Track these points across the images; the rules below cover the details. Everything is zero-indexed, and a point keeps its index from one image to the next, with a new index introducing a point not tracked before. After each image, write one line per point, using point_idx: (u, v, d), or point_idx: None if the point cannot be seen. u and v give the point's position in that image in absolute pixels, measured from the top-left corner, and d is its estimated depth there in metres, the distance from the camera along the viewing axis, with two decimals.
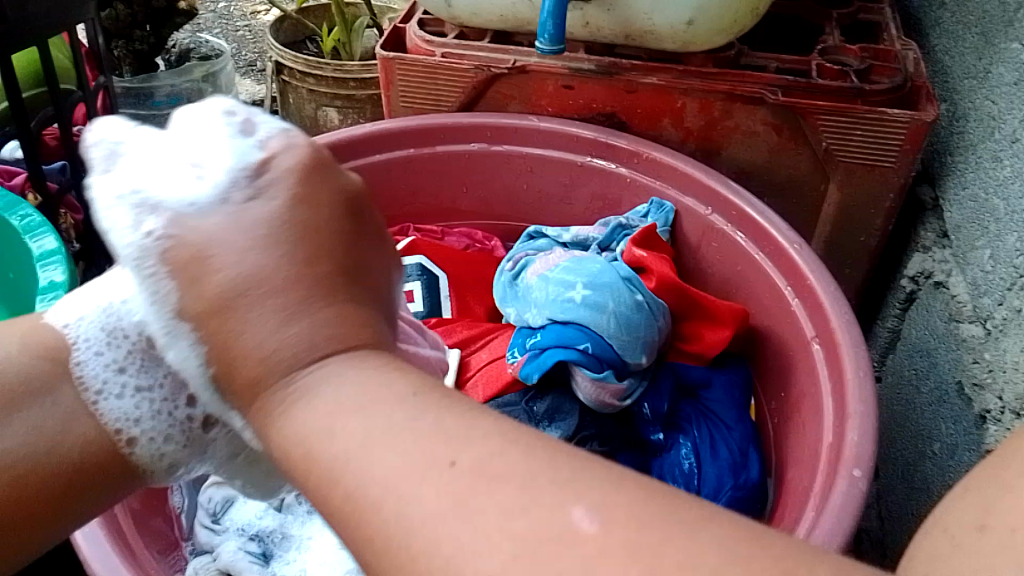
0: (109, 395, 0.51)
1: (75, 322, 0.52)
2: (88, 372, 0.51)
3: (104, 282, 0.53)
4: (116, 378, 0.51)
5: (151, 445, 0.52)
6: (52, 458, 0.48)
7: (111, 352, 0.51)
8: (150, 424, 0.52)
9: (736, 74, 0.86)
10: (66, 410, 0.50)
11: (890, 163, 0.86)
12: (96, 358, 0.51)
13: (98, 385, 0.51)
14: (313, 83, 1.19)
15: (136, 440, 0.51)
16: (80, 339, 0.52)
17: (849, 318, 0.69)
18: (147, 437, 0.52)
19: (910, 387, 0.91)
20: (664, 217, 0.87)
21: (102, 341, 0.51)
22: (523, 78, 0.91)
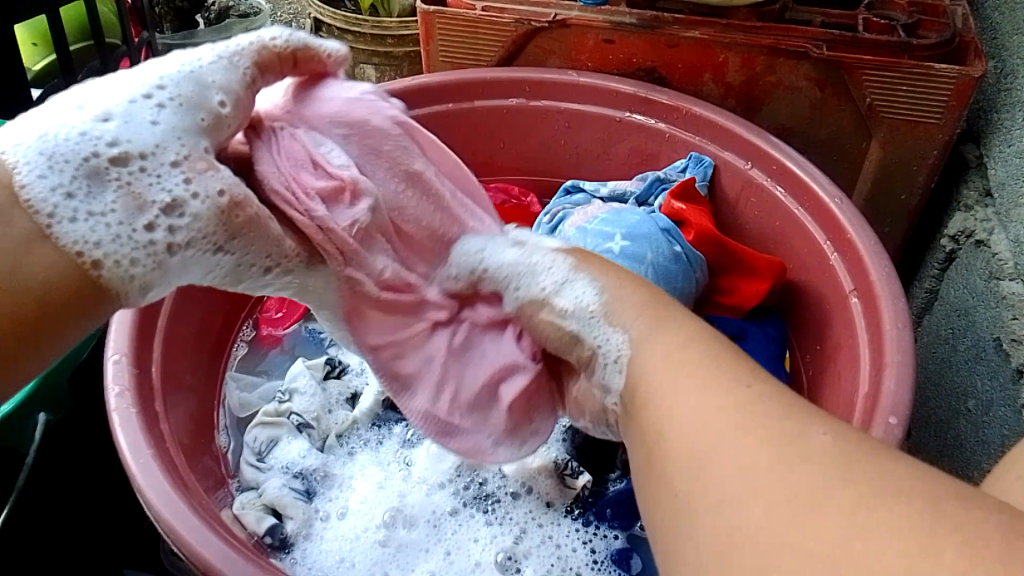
0: (69, 221, 0.44)
1: (11, 148, 0.44)
2: (34, 194, 0.43)
3: (47, 111, 0.46)
4: (67, 204, 0.44)
5: (119, 270, 0.45)
6: (16, 292, 0.43)
7: (61, 172, 0.44)
8: (118, 247, 0.45)
9: (780, 29, 0.85)
10: (22, 239, 0.43)
11: (935, 121, 0.86)
12: (42, 178, 0.43)
13: (56, 213, 0.43)
14: (351, 40, 1.20)
15: (102, 264, 0.44)
16: (22, 161, 0.43)
17: (889, 272, 0.69)
18: (111, 260, 0.45)
19: (946, 345, 0.91)
20: (703, 171, 0.87)
21: (45, 165, 0.44)
22: (563, 32, 0.91)
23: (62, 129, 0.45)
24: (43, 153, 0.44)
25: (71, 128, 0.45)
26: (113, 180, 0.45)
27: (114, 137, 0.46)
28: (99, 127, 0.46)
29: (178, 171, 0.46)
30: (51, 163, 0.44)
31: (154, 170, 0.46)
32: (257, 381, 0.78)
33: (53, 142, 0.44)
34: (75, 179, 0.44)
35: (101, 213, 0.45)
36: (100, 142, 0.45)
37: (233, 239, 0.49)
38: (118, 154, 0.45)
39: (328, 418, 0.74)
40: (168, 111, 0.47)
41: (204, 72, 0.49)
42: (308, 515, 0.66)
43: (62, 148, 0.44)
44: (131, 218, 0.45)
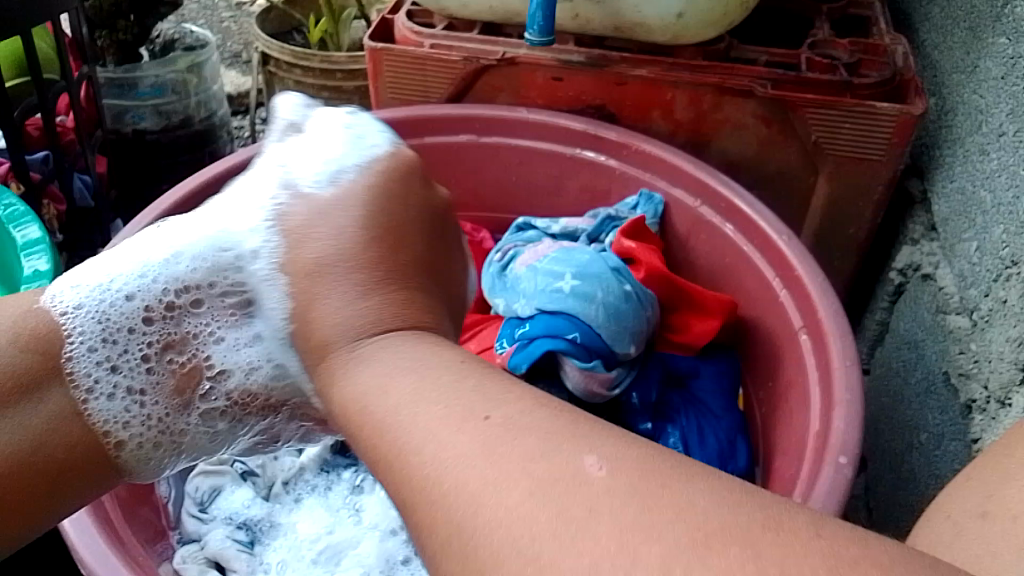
0: (97, 390, 0.58)
1: (71, 308, 0.58)
2: (77, 368, 0.58)
3: (124, 254, 0.62)
4: (108, 376, 0.59)
5: (136, 448, 0.60)
6: (38, 453, 0.54)
7: (107, 338, 0.59)
8: (139, 414, 0.60)
9: (726, 68, 0.87)
10: (56, 404, 0.56)
11: (878, 156, 0.87)
12: (89, 353, 0.58)
13: (91, 383, 0.58)
14: (299, 74, 1.19)
15: (122, 438, 0.59)
16: (74, 329, 0.58)
17: (837, 309, 0.69)
18: (134, 428, 0.59)
19: (897, 379, 0.92)
20: (653, 209, 0.87)
21: (99, 332, 0.59)
22: (512, 69, 0.91)
23: (139, 286, 0.60)
24: (101, 308, 0.59)
25: (137, 290, 0.60)
26: (187, 343, 0.61)
27: (187, 286, 0.61)
28: (161, 279, 0.61)
29: (219, 328, 0.62)
30: (106, 333, 0.59)
31: (205, 330, 0.62)
32: None
33: (137, 281, 0.60)
34: (111, 334, 0.59)
35: (141, 370, 0.60)
36: (174, 289, 0.61)
37: (255, 375, 0.62)
38: (160, 313, 0.61)
39: (274, 466, 0.71)
40: (233, 279, 0.61)
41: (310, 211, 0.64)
42: (253, 568, 0.63)
43: (141, 295, 0.60)
44: (162, 385, 0.61)
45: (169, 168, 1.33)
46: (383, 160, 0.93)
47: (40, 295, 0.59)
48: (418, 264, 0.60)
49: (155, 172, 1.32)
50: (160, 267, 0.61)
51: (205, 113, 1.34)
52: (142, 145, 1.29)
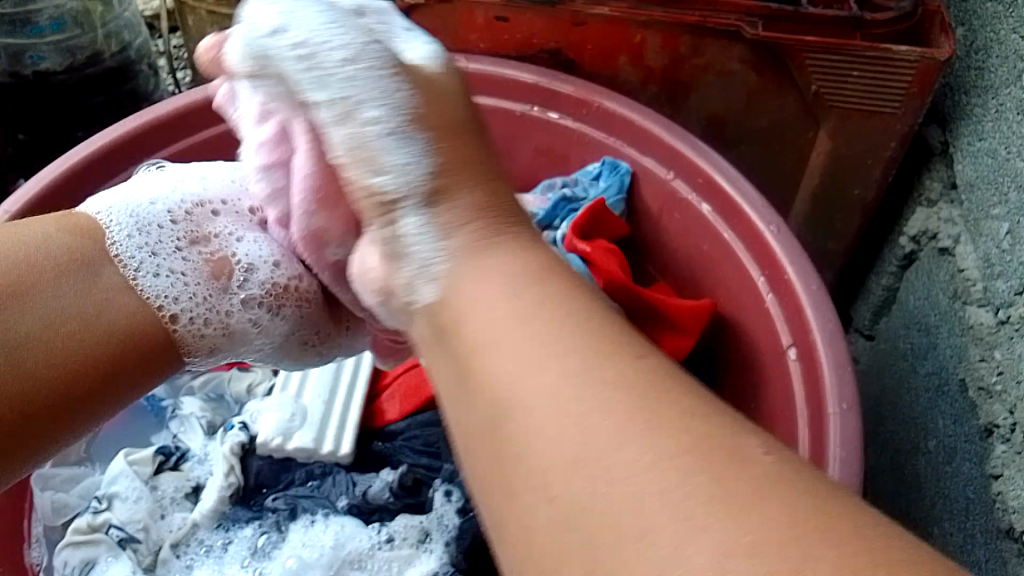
0: (149, 272, 0.50)
1: (105, 212, 0.51)
2: (148, 288, 0.49)
3: (134, 184, 0.54)
4: (151, 260, 0.50)
5: (191, 325, 0.50)
6: (93, 336, 0.46)
7: (149, 239, 0.51)
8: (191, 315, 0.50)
9: (708, 2, 0.70)
10: (101, 288, 0.48)
11: (894, 109, 0.72)
12: (135, 247, 0.50)
13: (142, 269, 0.50)
14: (212, 3, 1.01)
15: (178, 317, 0.50)
16: (120, 244, 0.50)
17: (833, 329, 0.57)
18: (187, 315, 0.50)
19: (904, 364, 0.81)
20: (618, 181, 0.73)
21: (134, 227, 0.51)
22: (446, 7, 0.74)
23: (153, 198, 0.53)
24: (128, 226, 0.50)
25: (155, 200, 0.53)
26: (214, 244, 0.53)
27: (206, 209, 0.55)
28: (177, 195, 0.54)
29: (254, 236, 0.55)
30: (150, 252, 0.50)
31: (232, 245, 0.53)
32: (76, 473, 0.65)
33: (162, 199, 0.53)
34: (158, 248, 0.51)
35: (185, 263, 0.52)
36: (191, 207, 0.54)
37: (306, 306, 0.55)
38: (190, 231, 0.53)
39: (160, 526, 0.62)
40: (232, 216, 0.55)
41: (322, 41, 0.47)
42: None
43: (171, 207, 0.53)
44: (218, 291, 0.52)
45: (81, 115, 1.17)
46: None
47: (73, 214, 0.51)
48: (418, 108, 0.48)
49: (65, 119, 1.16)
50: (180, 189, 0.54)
51: (117, 47, 1.17)
52: (47, 90, 1.13)
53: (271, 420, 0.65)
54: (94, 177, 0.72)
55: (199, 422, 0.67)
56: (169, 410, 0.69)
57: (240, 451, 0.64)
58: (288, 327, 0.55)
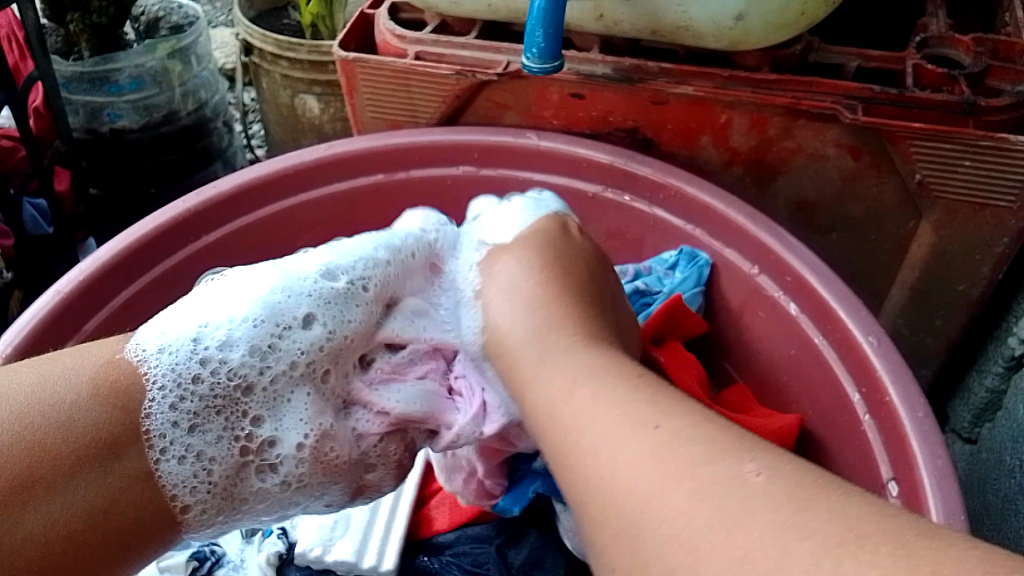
0: (171, 454, 0.47)
1: (152, 355, 0.48)
2: (168, 472, 0.47)
3: (202, 301, 0.51)
4: (179, 436, 0.48)
5: (201, 513, 0.49)
6: (105, 517, 0.45)
7: (187, 404, 0.48)
8: (202, 506, 0.49)
9: (803, 82, 0.64)
10: (130, 472, 0.46)
11: (1009, 203, 0.64)
12: (168, 410, 0.47)
13: (166, 448, 0.47)
14: (286, 66, 1.00)
15: (189, 506, 0.49)
16: (154, 416, 0.47)
17: (944, 466, 0.50)
18: (198, 506, 0.49)
19: (1012, 481, 0.72)
20: (696, 274, 0.67)
21: (174, 392, 0.48)
22: (520, 84, 0.70)
23: (207, 347, 0.49)
24: (168, 382, 0.48)
25: (208, 347, 0.49)
26: (248, 414, 0.50)
27: (249, 382, 0.50)
28: (243, 341, 0.50)
29: (299, 406, 0.51)
30: (176, 427, 0.48)
31: (270, 418, 0.51)
32: None
33: (232, 339, 0.50)
34: (202, 414, 0.49)
35: (212, 438, 0.49)
36: (252, 368, 0.50)
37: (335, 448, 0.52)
38: (238, 391, 0.50)
39: None
40: (292, 369, 0.51)
41: (344, 317, 0.54)
42: None
43: (228, 362, 0.49)
44: (239, 470, 0.50)
45: (154, 170, 1.18)
46: (363, 200, 0.76)
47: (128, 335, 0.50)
48: (535, 298, 0.53)
49: (138, 174, 1.17)
50: (246, 328, 0.50)
51: (193, 105, 1.18)
52: (121, 146, 1.14)
53: (313, 530, 0.63)
54: (167, 242, 0.69)
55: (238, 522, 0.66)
56: None
57: (277, 562, 0.62)
58: (304, 503, 0.53)
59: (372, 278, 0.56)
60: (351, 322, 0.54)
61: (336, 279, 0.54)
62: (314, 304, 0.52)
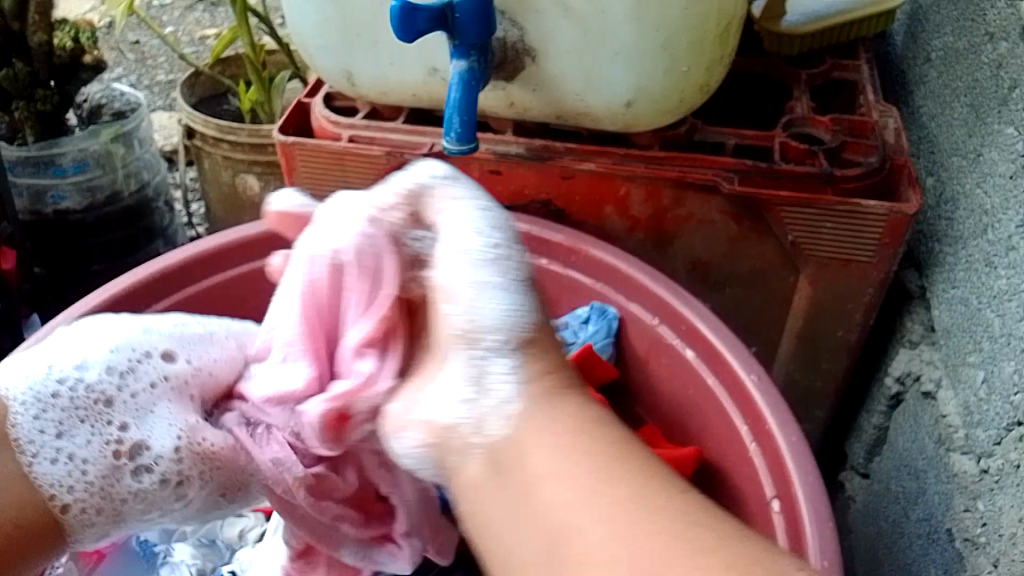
0: (46, 458, 0.53)
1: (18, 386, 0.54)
2: (43, 476, 0.53)
3: (68, 345, 0.57)
4: (51, 443, 0.53)
5: (80, 514, 0.54)
6: None
7: (49, 414, 0.54)
8: (81, 506, 0.54)
9: (687, 159, 0.74)
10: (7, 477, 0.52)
11: (869, 258, 0.74)
12: (38, 419, 0.53)
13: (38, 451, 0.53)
14: (227, 149, 1.07)
15: (69, 506, 0.53)
16: (22, 429, 0.53)
17: (813, 482, 0.58)
18: (78, 504, 0.54)
19: (897, 506, 0.81)
20: (606, 325, 0.76)
21: (39, 406, 0.53)
22: (443, 162, 0.79)
23: (79, 374, 0.56)
24: (30, 412, 0.53)
25: (83, 376, 0.56)
26: (111, 425, 0.55)
27: (109, 396, 0.56)
28: (122, 358, 0.58)
29: (157, 415, 0.57)
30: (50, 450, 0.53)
31: (136, 424, 0.56)
32: None
33: (87, 366, 0.56)
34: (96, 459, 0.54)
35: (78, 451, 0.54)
36: (110, 382, 0.56)
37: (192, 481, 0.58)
38: (111, 409, 0.56)
39: None
40: (160, 397, 0.58)
41: (202, 355, 0.62)
42: None
43: (91, 384, 0.55)
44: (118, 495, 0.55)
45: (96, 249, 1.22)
46: None
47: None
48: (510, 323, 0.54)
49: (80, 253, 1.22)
50: (132, 349, 0.58)
51: (135, 186, 1.23)
52: (65, 226, 1.19)
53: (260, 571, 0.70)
54: None
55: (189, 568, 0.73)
56: (161, 555, 0.74)
57: None
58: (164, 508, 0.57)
59: (234, 343, 0.65)
60: (219, 359, 0.63)
61: (177, 360, 0.60)
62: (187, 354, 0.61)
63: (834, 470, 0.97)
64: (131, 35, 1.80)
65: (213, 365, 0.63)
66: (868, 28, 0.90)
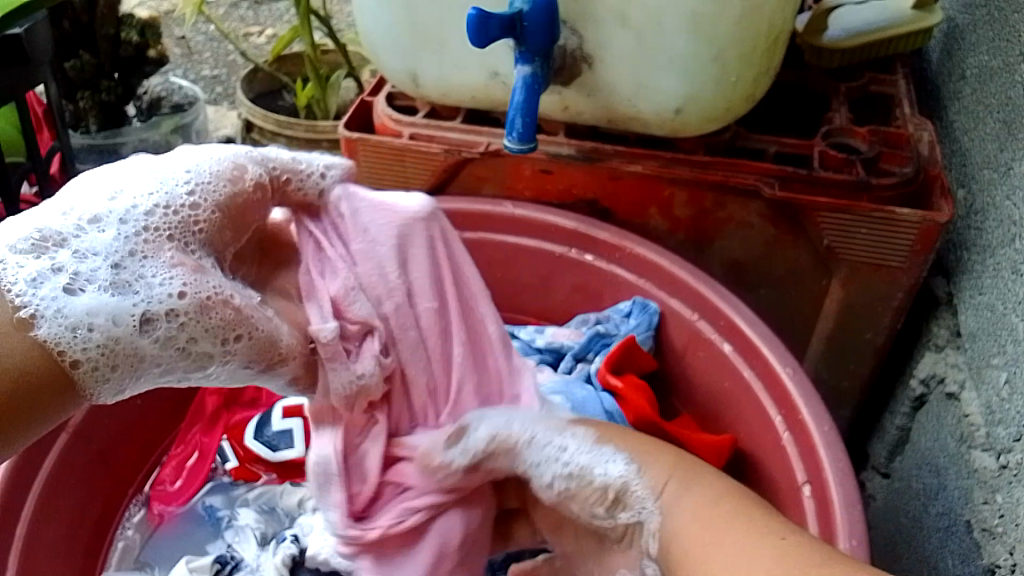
0: (42, 313, 0.46)
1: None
2: (45, 331, 0.46)
3: (42, 211, 0.49)
4: (53, 298, 0.46)
5: (95, 369, 0.47)
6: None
7: (40, 277, 0.46)
8: (93, 365, 0.47)
9: (730, 164, 0.79)
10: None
11: (900, 264, 0.78)
12: (17, 274, 0.46)
13: (42, 308, 0.46)
14: (284, 142, 1.12)
15: (80, 362, 0.47)
16: (9, 284, 0.46)
17: (844, 468, 0.62)
18: (88, 363, 0.47)
19: (917, 502, 0.84)
20: (647, 320, 0.80)
21: (27, 272, 0.46)
22: (497, 161, 0.84)
23: (61, 238, 0.48)
24: (25, 271, 0.46)
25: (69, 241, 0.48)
26: (134, 286, 0.49)
27: (113, 257, 0.49)
28: (105, 215, 0.50)
29: (165, 265, 0.50)
30: (32, 280, 0.46)
31: (140, 281, 0.49)
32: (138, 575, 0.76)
33: (89, 249, 0.48)
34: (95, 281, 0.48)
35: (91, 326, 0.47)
36: (119, 250, 0.49)
37: (199, 340, 0.51)
38: (117, 279, 0.48)
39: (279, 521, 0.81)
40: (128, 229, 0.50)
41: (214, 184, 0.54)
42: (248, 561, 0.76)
43: (62, 251, 0.48)
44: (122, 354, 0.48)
45: None
46: None
47: None
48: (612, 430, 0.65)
49: None
50: (111, 210, 0.50)
51: None
52: None
53: (321, 537, 0.75)
54: None
55: (253, 532, 0.79)
56: (225, 519, 0.81)
57: (290, 563, 0.74)
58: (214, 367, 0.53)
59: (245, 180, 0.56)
60: (217, 215, 0.54)
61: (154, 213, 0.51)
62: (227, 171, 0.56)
63: (855, 471, 1.01)
64: (178, 30, 1.85)
65: (219, 211, 0.54)
66: (904, 45, 0.93)
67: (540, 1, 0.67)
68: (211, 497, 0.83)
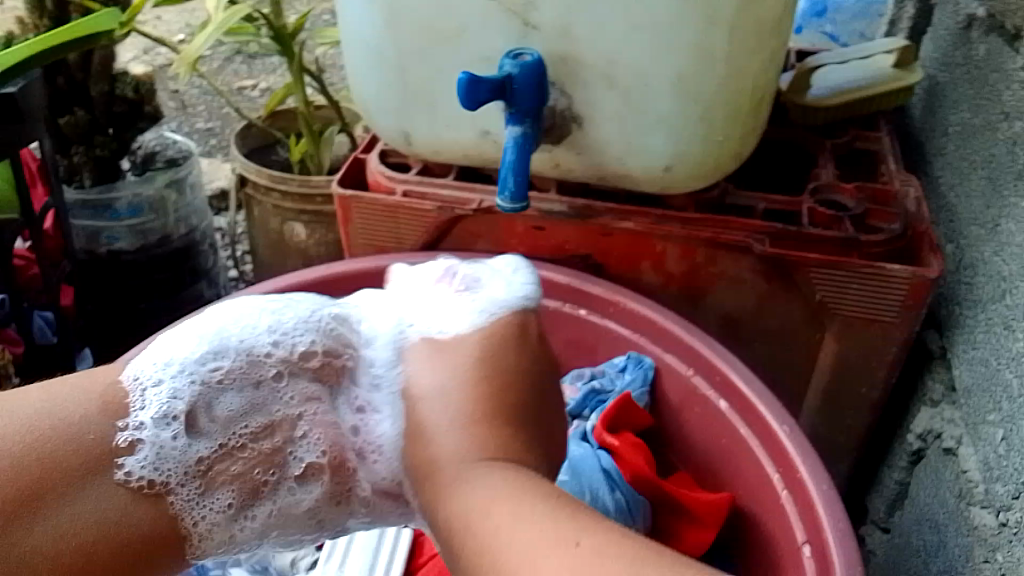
0: (183, 486, 0.59)
1: (141, 381, 0.60)
2: (168, 477, 0.59)
3: (186, 336, 0.64)
4: (187, 446, 0.60)
5: (212, 525, 0.60)
6: (98, 552, 0.55)
7: (182, 433, 0.60)
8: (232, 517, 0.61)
9: (721, 221, 0.79)
10: (112, 506, 0.56)
11: (891, 319, 0.78)
12: (159, 439, 0.58)
13: (165, 455, 0.59)
14: (278, 197, 1.13)
15: (197, 529, 0.60)
16: (144, 411, 0.59)
17: (844, 528, 0.62)
18: (208, 523, 0.60)
19: (918, 558, 0.84)
20: (642, 375, 0.80)
21: (169, 406, 0.60)
22: (491, 218, 0.85)
23: (196, 373, 0.62)
24: (163, 391, 0.60)
25: (212, 367, 0.63)
26: (264, 424, 0.63)
27: (256, 377, 0.64)
28: (244, 347, 0.64)
29: (286, 392, 0.65)
30: (158, 457, 0.58)
31: (289, 444, 0.64)
32: None
33: (221, 350, 0.63)
34: (214, 454, 0.61)
35: (229, 475, 0.61)
36: (253, 424, 0.63)
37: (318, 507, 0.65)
38: (262, 426, 0.63)
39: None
40: (237, 393, 0.63)
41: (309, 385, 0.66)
42: None
43: (220, 383, 0.62)
44: (227, 519, 0.61)
45: (144, 288, 1.28)
46: None
47: (123, 383, 0.60)
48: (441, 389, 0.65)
49: (128, 293, 1.27)
50: (242, 342, 0.64)
51: (184, 230, 1.29)
52: (116, 267, 1.25)
53: None
54: None
55: None
56: None
57: None
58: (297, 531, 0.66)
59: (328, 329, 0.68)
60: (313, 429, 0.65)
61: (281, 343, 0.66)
62: (313, 332, 0.67)
63: (853, 526, 1.00)
64: (173, 84, 1.87)
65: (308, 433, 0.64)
66: (889, 101, 0.95)
67: (531, 64, 0.69)
68: (198, 558, 0.80)
